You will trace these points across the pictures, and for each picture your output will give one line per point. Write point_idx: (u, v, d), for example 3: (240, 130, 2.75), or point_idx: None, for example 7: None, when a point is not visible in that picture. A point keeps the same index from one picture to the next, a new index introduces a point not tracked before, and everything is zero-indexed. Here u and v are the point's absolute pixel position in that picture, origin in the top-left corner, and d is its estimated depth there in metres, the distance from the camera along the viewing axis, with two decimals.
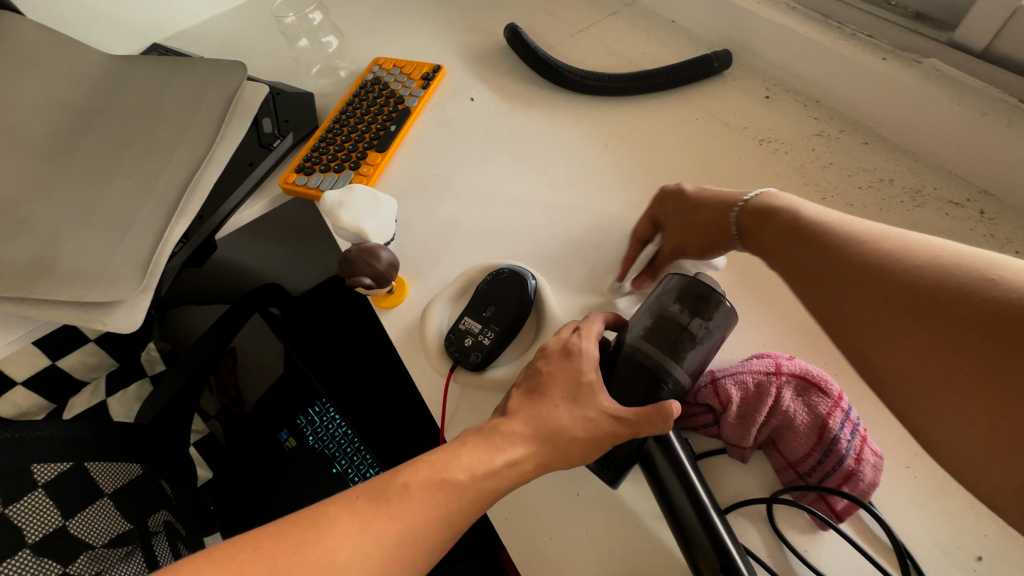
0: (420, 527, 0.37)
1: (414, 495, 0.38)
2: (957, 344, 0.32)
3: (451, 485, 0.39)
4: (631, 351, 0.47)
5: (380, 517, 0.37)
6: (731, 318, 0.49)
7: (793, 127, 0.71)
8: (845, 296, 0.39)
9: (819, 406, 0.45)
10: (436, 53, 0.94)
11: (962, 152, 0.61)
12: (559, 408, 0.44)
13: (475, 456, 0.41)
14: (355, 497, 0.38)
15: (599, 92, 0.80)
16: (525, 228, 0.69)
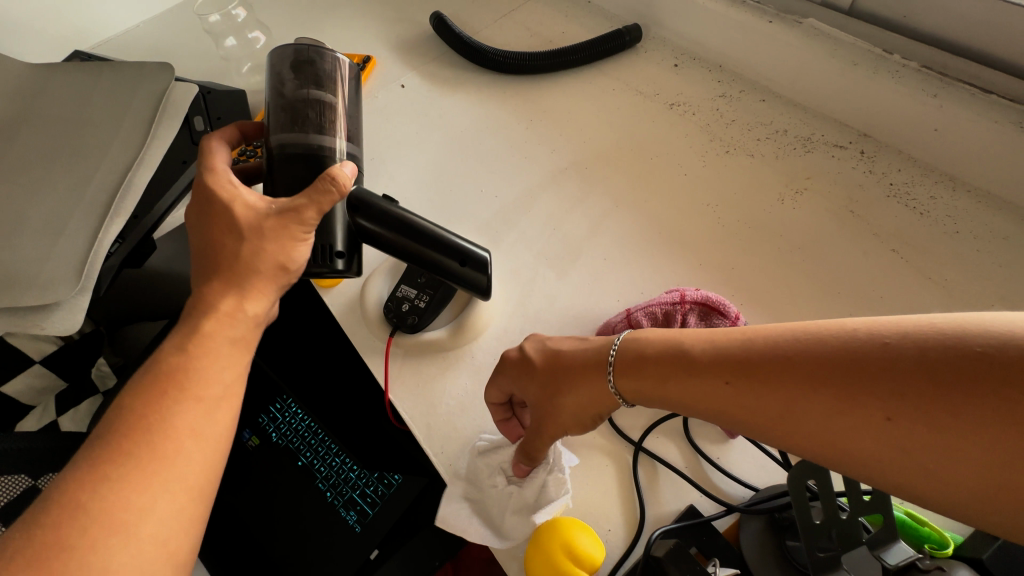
0: (197, 416, 0.40)
1: (157, 404, 0.40)
2: (868, 405, 0.31)
3: (190, 370, 0.42)
4: (283, 151, 0.54)
5: (150, 436, 0.38)
6: (337, 75, 0.59)
7: (699, 91, 0.77)
8: (779, 416, 0.35)
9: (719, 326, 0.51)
10: (365, 45, 0.96)
11: (841, 100, 0.68)
12: (246, 245, 0.47)
13: (180, 342, 0.43)
14: (100, 454, 0.37)
15: (522, 70, 0.84)
16: (457, 201, 0.72)
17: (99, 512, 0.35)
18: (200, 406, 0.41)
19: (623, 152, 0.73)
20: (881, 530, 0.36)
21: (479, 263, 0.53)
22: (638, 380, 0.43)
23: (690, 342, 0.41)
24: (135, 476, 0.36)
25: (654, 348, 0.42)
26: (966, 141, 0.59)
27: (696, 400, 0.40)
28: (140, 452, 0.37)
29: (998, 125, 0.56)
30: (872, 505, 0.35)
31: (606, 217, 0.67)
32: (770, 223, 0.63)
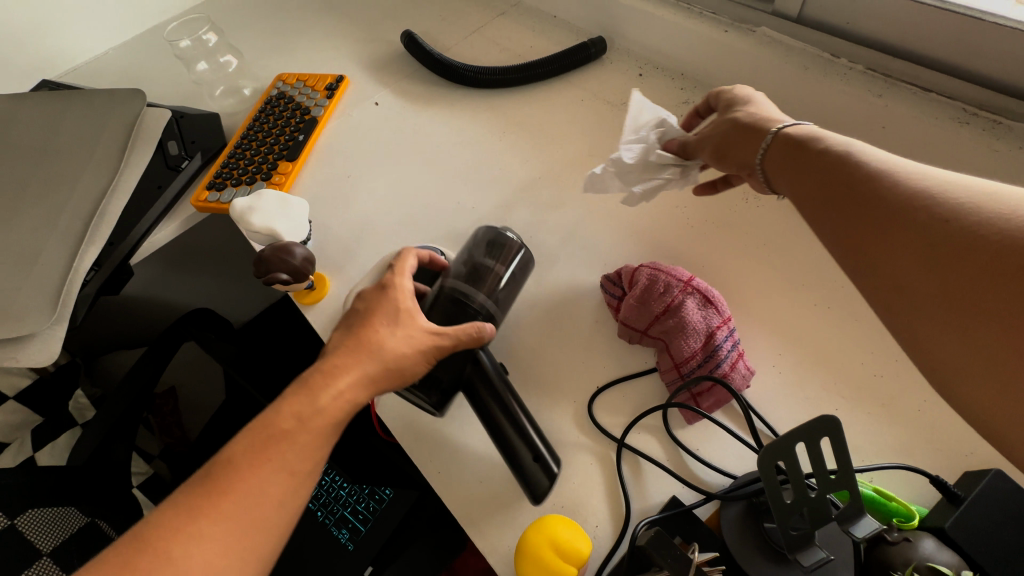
0: (279, 489, 0.39)
1: (250, 470, 0.39)
2: (949, 270, 0.30)
3: (287, 440, 0.40)
4: (451, 293, 0.55)
5: (227, 502, 0.38)
6: (522, 264, 0.60)
7: (664, 98, 0.80)
8: (859, 237, 0.36)
9: (711, 319, 0.53)
10: (337, 65, 0.98)
11: (796, 103, 0.71)
12: (382, 334, 0.46)
13: (291, 406, 0.41)
14: (180, 506, 0.37)
15: (494, 84, 0.86)
16: (435, 214, 0.74)
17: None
18: (278, 477, 0.40)
19: (594, 160, 0.75)
20: (849, 505, 0.37)
21: (551, 472, 0.49)
22: (774, 172, 0.45)
23: (832, 160, 0.39)
24: (200, 538, 0.36)
25: (795, 141, 0.43)
26: (910, 137, 0.63)
27: (803, 205, 0.41)
28: (207, 516, 0.37)
29: (936, 121, 0.60)
30: (839, 481, 0.36)
31: (580, 223, 0.69)
32: (735, 222, 0.66)
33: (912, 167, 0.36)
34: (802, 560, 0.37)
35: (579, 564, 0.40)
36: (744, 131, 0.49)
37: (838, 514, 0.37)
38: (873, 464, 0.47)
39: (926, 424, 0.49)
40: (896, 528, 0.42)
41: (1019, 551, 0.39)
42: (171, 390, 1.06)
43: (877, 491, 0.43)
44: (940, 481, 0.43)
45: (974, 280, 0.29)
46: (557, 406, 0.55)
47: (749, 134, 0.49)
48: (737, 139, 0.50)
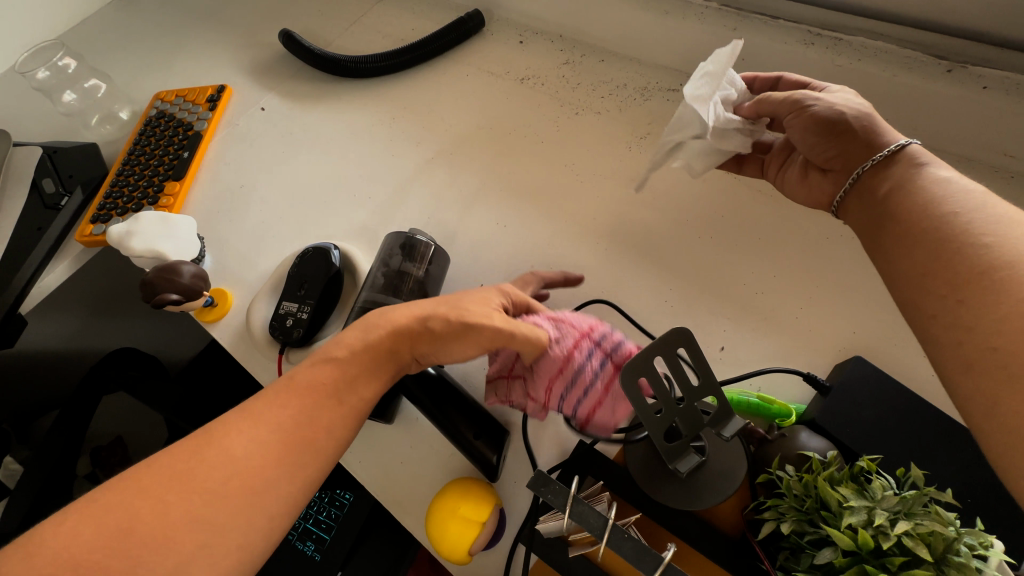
0: (320, 421, 0.42)
1: (292, 391, 0.42)
2: (993, 297, 0.31)
3: (334, 364, 0.44)
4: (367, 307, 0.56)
5: (279, 415, 0.41)
6: (440, 258, 0.60)
7: (545, 62, 0.81)
8: (916, 260, 0.37)
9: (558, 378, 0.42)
10: (217, 75, 0.94)
11: (665, 49, 0.73)
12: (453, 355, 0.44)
13: (349, 343, 0.45)
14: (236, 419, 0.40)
15: (379, 72, 0.85)
16: (334, 210, 0.73)
17: (191, 477, 0.37)
18: (318, 406, 0.42)
19: (485, 133, 0.76)
20: (719, 410, 0.39)
21: (495, 442, 0.48)
22: (865, 179, 0.44)
23: (919, 200, 0.39)
24: (245, 449, 0.39)
25: (908, 161, 0.42)
26: (768, 66, 0.66)
27: (882, 216, 0.41)
28: (259, 428, 0.40)
29: (787, 47, 0.63)
30: (701, 390, 0.38)
31: (475, 197, 0.70)
32: (621, 171, 0.68)
33: (1016, 214, 0.34)
34: (679, 467, 0.40)
35: (483, 519, 0.42)
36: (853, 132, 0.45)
37: (711, 419, 0.39)
38: (756, 372, 0.51)
39: (802, 329, 0.53)
40: (777, 427, 0.45)
41: (880, 423, 0.43)
42: (118, 440, 0.89)
43: (759, 398, 0.47)
44: (812, 376, 0.47)
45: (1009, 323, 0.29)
46: (467, 376, 0.56)
47: (856, 142, 0.45)
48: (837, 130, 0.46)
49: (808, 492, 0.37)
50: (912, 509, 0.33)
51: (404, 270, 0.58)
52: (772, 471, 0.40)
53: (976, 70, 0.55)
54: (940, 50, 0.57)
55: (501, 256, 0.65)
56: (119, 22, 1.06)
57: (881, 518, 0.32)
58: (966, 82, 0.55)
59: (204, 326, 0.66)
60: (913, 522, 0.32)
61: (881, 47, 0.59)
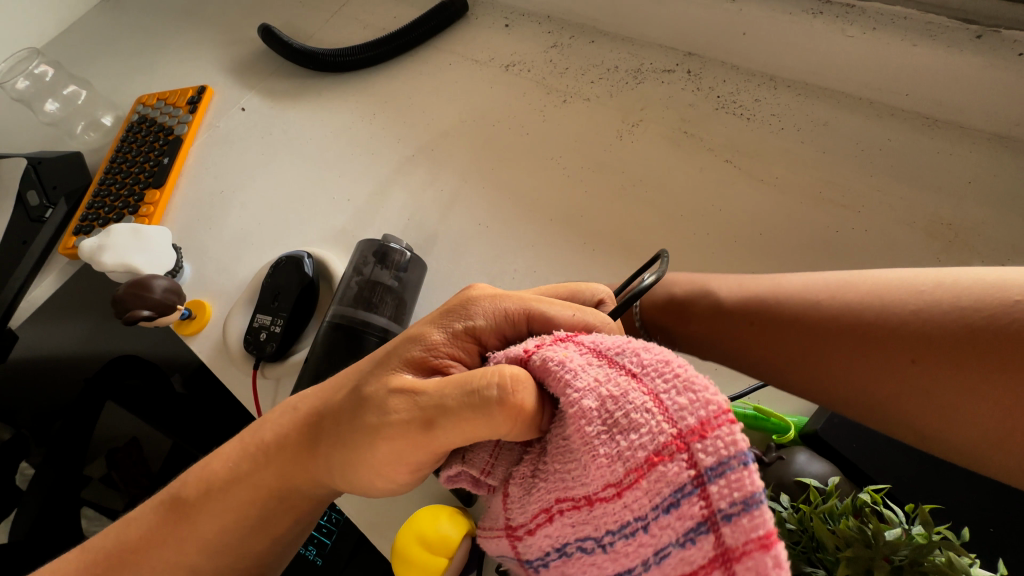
0: (260, 535, 0.40)
1: (226, 494, 0.39)
2: (903, 352, 0.33)
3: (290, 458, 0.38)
4: (336, 321, 0.53)
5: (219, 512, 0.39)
6: (416, 266, 0.58)
7: (532, 46, 0.75)
8: (821, 363, 0.37)
9: (601, 449, 0.24)
10: (197, 76, 0.91)
11: (659, 25, 0.67)
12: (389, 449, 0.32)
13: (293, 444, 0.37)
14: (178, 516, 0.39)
15: (359, 65, 0.81)
16: (312, 213, 0.70)
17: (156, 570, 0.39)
18: (259, 510, 0.39)
19: (468, 125, 0.71)
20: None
21: None
22: (708, 340, 0.44)
23: (772, 306, 0.40)
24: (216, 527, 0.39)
25: (717, 308, 0.43)
26: (772, 40, 0.60)
27: (740, 350, 0.42)
28: (202, 530, 0.39)
29: (790, 18, 0.57)
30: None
31: (456, 195, 0.66)
32: (611, 163, 0.63)
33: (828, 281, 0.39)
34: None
35: (451, 553, 0.40)
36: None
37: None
38: (754, 382, 0.46)
39: None
40: (774, 447, 0.40)
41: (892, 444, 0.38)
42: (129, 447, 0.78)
43: (755, 409, 0.42)
44: None
45: (946, 374, 0.31)
46: None
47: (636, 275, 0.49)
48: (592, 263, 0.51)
49: (803, 529, 0.33)
50: (918, 561, 0.29)
51: (376, 278, 0.55)
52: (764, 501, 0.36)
53: (1011, 35, 0.48)
54: (967, 13, 0.50)
55: (483, 258, 0.61)
56: (104, 25, 1.04)
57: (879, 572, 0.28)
58: (998, 49, 0.48)
59: (183, 339, 0.64)
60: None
61: (900, 13, 0.53)
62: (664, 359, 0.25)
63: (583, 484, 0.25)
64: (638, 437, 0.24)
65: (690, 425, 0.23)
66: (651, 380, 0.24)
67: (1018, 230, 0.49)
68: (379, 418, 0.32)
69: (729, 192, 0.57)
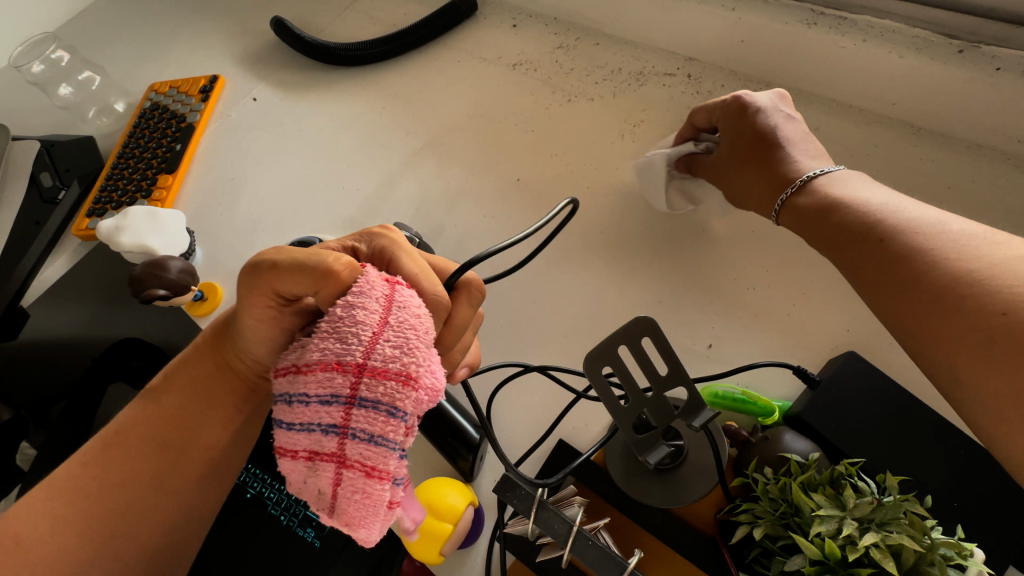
0: (209, 423, 0.46)
1: (175, 383, 0.46)
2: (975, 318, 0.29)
3: (199, 385, 0.46)
4: None
5: (173, 403, 0.46)
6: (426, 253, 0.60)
7: (539, 46, 0.78)
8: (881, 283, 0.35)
9: (314, 349, 0.29)
10: (209, 65, 0.93)
11: (662, 30, 0.70)
12: (258, 321, 0.36)
13: (194, 372, 0.46)
14: (140, 412, 0.46)
15: (371, 59, 0.83)
16: (322, 202, 0.73)
17: (133, 466, 0.45)
18: (205, 395, 0.46)
19: (475, 121, 0.74)
20: (689, 400, 0.39)
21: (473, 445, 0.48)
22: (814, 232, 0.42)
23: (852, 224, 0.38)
24: (144, 459, 0.46)
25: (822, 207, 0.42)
26: (769, 48, 0.63)
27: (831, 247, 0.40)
28: (166, 420, 0.46)
29: (788, 27, 0.60)
30: (668, 379, 0.39)
31: (463, 187, 0.69)
32: (613, 160, 0.65)
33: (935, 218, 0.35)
34: (648, 458, 0.40)
35: (456, 521, 0.42)
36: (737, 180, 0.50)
37: (681, 408, 0.40)
38: (743, 370, 0.49)
39: (793, 325, 0.51)
40: (760, 428, 0.43)
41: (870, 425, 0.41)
42: None
43: (743, 393, 0.45)
44: (803, 370, 0.44)
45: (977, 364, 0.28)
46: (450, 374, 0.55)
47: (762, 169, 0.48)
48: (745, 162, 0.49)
49: (783, 496, 0.36)
50: (886, 518, 0.32)
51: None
52: (749, 474, 0.39)
53: (990, 51, 0.52)
54: (950, 29, 0.54)
55: (488, 248, 0.64)
56: (117, 13, 1.06)
57: (850, 527, 0.31)
58: (978, 63, 0.52)
59: (195, 320, 0.66)
60: (883, 533, 0.31)
61: (889, 26, 0.56)
62: (416, 326, 0.30)
63: (300, 359, 0.30)
64: (346, 355, 0.28)
65: (385, 370, 0.28)
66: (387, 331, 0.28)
67: None
68: (261, 305, 0.35)
69: None
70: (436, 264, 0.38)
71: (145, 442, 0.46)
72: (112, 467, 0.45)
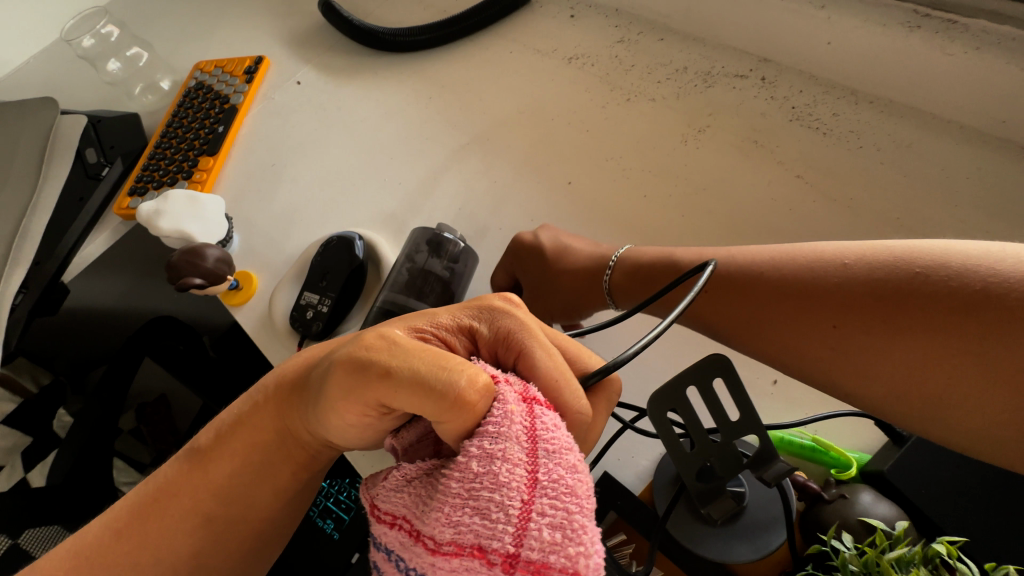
0: (263, 492, 0.41)
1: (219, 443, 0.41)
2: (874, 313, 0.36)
3: (244, 451, 0.40)
4: (387, 308, 0.53)
5: (217, 466, 0.40)
6: (469, 258, 0.57)
7: (597, 40, 0.73)
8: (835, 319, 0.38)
9: (442, 524, 0.25)
10: (256, 45, 0.91)
11: (736, 27, 0.64)
12: (352, 421, 0.33)
13: (241, 439, 0.40)
14: (178, 477, 0.41)
15: (419, 46, 0.80)
16: (362, 194, 0.70)
17: (166, 538, 0.40)
18: (257, 459, 0.40)
19: (525, 117, 0.70)
20: (759, 451, 0.35)
21: None
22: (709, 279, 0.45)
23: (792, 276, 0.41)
24: (181, 526, 0.40)
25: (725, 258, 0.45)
26: (860, 53, 0.56)
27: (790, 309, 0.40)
28: (209, 488, 0.40)
29: (884, 29, 0.54)
30: (740, 425, 0.35)
31: (509, 188, 0.65)
32: (674, 168, 0.60)
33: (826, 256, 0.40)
34: (706, 509, 0.36)
35: None
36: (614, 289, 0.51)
37: (750, 459, 0.36)
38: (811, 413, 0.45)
39: None
40: (834, 483, 0.39)
41: (966, 493, 0.36)
42: (162, 398, 0.85)
43: (814, 441, 0.41)
44: (885, 422, 0.40)
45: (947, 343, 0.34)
46: None
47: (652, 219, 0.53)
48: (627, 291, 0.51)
49: (867, 572, 0.31)
50: None
51: (428, 269, 0.55)
52: (825, 540, 0.34)
53: None
54: None
55: None
56: None
57: None
58: None
59: (229, 309, 0.65)
60: None
61: (1007, 34, 0.49)
62: (574, 491, 0.25)
63: (421, 522, 0.26)
64: (491, 538, 0.24)
65: (539, 563, 0.24)
66: (542, 501, 0.24)
67: None
68: (361, 410, 0.32)
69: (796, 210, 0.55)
70: (571, 353, 0.35)
71: (184, 511, 0.40)
72: (149, 531, 0.40)
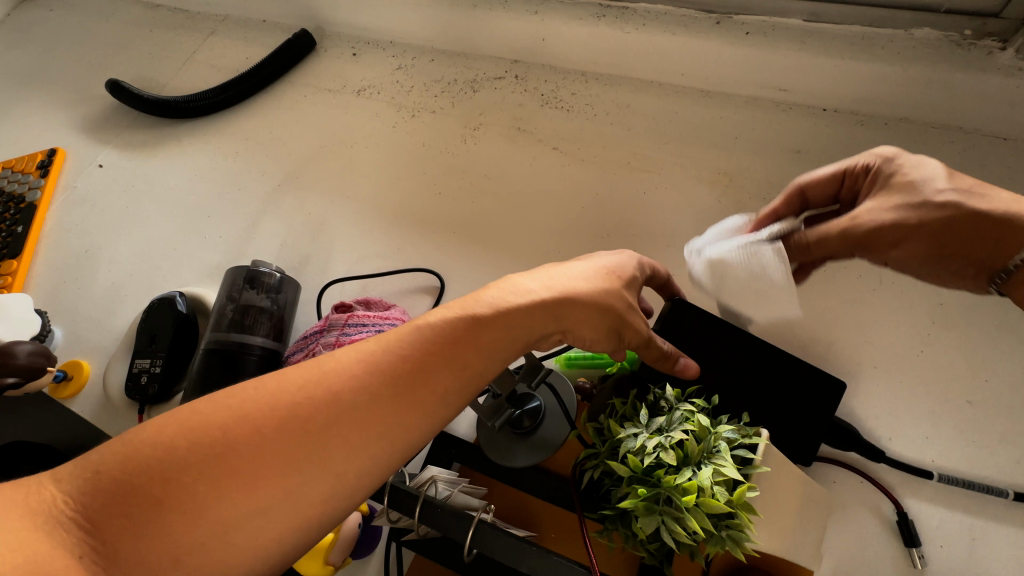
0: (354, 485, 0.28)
1: (348, 413, 0.28)
2: None
3: (385, 409, 0.29)
4: (211, 349, 0.55)
5: (318, 460, 0.27)
6: (291, 285, 0.61)
7: (379, 71, 0.81)
8: None
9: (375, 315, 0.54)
10: (46, 139, 0.88)
11: (485, 39, 0.76)
12: (509, 330, 0.32)
13: (402, 387, 0.29)
14: (310, 410, 0.28)
15: (218, 107, 0.83)
16: (186, 255, 0.72)
17: (206, 506, 0.25)
18: (416, 415, 0.29)
19: (328, 150, 0.76)
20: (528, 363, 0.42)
21: None
22: None
23: None
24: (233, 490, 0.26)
25: None
26: (576, 43, 0.70)
27: None
28: (393, 422, 0.29)
29: (582, 23, 0.67)
30: None
31: (326, 214, 0.71)
32: (460, 165, 0.70)
33: None
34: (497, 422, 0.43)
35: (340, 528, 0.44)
36: (933, 241, 0.35)
37: (523, 371, 0.43)
38: None
39: None
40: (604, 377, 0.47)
41: None
42: None
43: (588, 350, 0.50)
44: None
45: None
46: None
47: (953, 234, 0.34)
48: (911, 251, 0.35)
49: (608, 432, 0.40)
50: (670, 423, 0.35)
51: (248, 303, 0.58)
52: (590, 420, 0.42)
53: (739, 19, 0.61)
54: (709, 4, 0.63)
55: (358, 267, 0.66)
56: None
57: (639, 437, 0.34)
58: (732, 31, 0.61)
59: (63, 402, 0.64)
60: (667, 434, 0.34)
61: (660, 10, 0.64)
62: None
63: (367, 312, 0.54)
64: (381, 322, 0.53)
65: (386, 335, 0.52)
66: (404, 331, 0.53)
67: (774, 168, 0.61)
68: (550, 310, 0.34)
69: (559, 174, 0.66)
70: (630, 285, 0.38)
71: (251, 478, 0.26)
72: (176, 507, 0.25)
